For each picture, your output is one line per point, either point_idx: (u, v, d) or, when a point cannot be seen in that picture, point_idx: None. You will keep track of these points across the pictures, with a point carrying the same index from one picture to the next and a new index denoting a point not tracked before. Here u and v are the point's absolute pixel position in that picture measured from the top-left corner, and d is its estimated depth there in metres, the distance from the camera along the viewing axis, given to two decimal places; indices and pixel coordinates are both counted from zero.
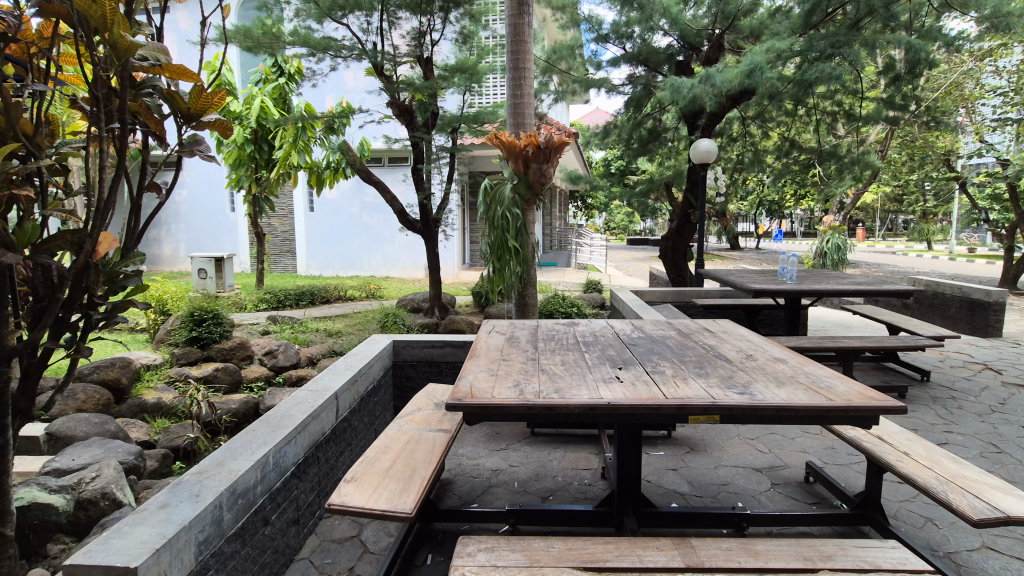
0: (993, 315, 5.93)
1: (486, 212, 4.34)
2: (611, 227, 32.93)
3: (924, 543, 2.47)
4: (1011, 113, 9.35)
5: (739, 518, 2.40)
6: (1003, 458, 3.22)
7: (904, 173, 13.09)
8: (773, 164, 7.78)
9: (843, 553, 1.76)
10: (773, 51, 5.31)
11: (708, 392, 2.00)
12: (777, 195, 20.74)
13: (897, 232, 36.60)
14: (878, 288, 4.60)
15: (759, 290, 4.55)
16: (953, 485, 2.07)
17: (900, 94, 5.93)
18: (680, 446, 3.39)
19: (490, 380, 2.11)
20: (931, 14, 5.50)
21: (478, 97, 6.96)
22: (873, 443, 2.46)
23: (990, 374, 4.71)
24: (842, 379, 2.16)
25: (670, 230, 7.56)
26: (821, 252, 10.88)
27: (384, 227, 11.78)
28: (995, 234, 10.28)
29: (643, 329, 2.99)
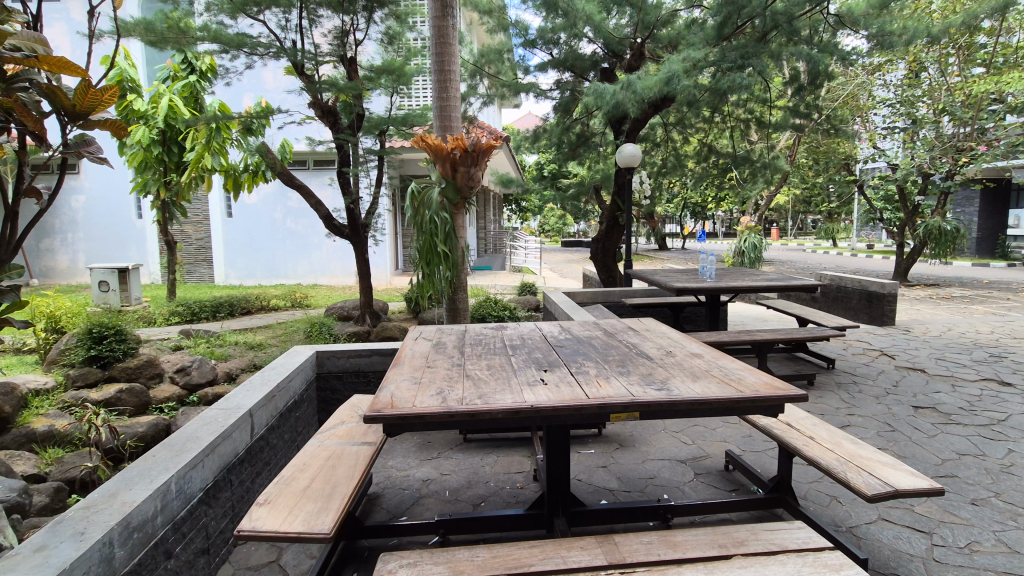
0: (887, 305, 6.51)
1: (414, 216, 4.25)
2: (546, 230, 33.36)
3: (830, 520, 2.65)
4: (899, 121, 10.35)
5: (664, 510, 2.47)
6: (896, 436, 3.52)
7: (810, 177, 14.15)
8: (694, 168, 8.18)
9: (754, 539, 1.85)
10: (689, 60, 5.56)
11: (628, 390, 2.04)
12: (700, 198, 21.86)
13: (806, 230, 39.60)
14: (788, 283, 4.94)
15: (681, 289, 4.74)
16: (851, 464, 2.24)
17: (804, 104, 6.41)
18: (609, 443, 3.46)
19: (412, 389, 2.06)
20: (828, 30, 5.95)
21: (406, 99, 6.85)
22: (783, 430, 2.62)
23: (886, 360, 5.17)
24: (752, 371, 2.27)
25: (600, 232, 7.75)
26: (740, 251, 11.54)
27: (310, 232, 11.33)
28: (888, 232, 11.32)
29: (570, 330, 3.02)
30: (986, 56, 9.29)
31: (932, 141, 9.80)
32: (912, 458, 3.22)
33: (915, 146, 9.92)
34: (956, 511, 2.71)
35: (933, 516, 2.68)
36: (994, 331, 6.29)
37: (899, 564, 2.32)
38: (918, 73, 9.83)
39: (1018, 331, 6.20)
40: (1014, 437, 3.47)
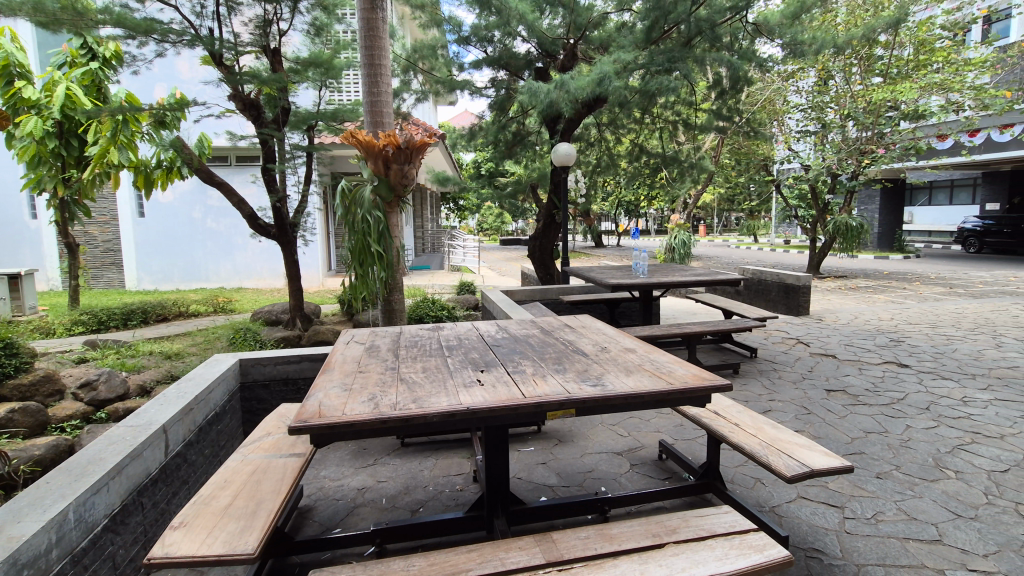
0: (803, 296, 6.99)
1: (345, 214, 4.09)
2: (484, 228, 33.31)
3: (755, 501, 2.81)
4: (811, 125, 11.16)
5: (602, 502, 2.52)
6: (812, 419, 3.79)
7: (733, 177, 14.97)
8: (626, 168, 8.42)
9: (685, 525, 1.92)
10: (620, 62, 5.70)
11: (564, 386, 2.06)
12: (633, 197, 22.60)
13: (730, 226, 41.93)
14: (714, 277, 5.19)
15: (615, 285, 4.85)
16: (772, 448, 2.37)
17: (726, 107, 6.75)
18: (548, 439, 3.49)
19: (342, 396, 1.97)
20: (747, 37, 6.27)
21: (335, 94, 6.61)
22: (711, 418, 2.74)
23: (801, 347, 5.55)
24: (681, 363, 2.36)
25: (537, 230, 7.83)
26: (670, 248, 12.03)
27: (233, 233, 10.71)
28: (802, 228, 12.16)
29: (507, 329, 3.01)
30: (883, 67, 10.18)
31: (839, 144, 10.61)
32: (825, 438, 3.47)
33: (825, 148, 10.71)
34: (863, 485, 2.95)
35: (844, 491, 2.90)
36: (893, 318, 6.91)
37: (815, 538, 2.50)
38: (826, 80, 10.62)
39: (913, 317, 6.84)
40: (911, 414, 3.82)
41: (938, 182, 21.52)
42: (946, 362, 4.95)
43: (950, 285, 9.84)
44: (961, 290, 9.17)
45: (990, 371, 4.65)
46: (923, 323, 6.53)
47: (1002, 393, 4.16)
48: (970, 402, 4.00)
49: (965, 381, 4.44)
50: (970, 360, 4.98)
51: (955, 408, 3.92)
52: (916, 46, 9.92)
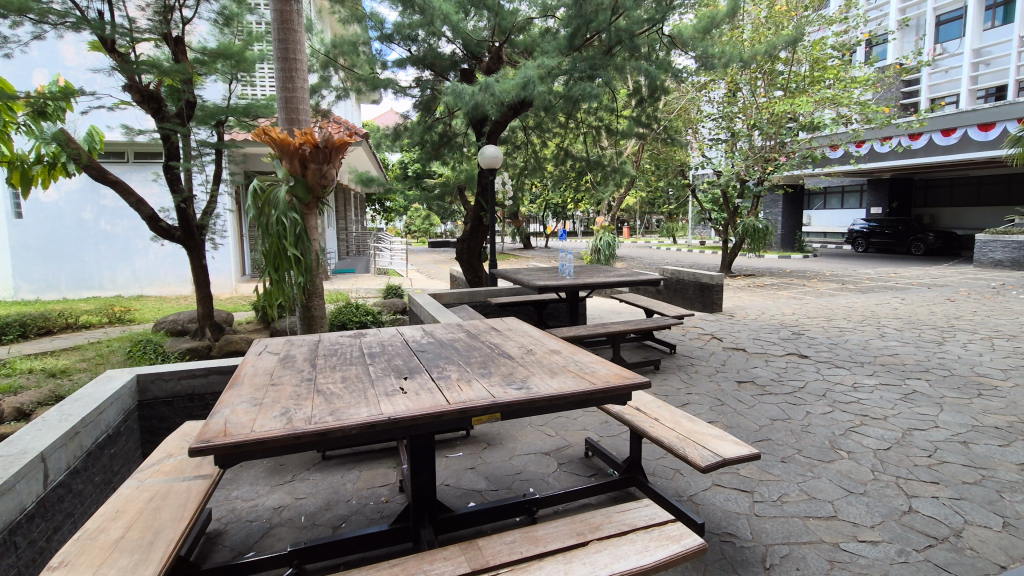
0: (716, 294, 7.44)
1: (257, 216, 3.85)
2: (412, 230, 32.69)
3: (674, 491, 2.94)
4: (722, 133, 11.93)
5: (530, 503, 2.54)
6: (725, 409, 4.03)
7: (652, 181, 15.71)
8: (552, 171, 8.58)
9: (608, 522, 1.96)
10: (544, 67, 5.80)
11: (489, 391, 2.05)
12: (560, 199, 23.07)
13: (652, 228, 43.87)
14: (635, 278, 5.40)
15: (542, 287, 4.91)
16: (688, 441, 2.49)
17: (645, 115, 7.06)
18: (476, 443, 3.47)
19: (251, 412, 1.84)
20: (663, 48, 6.55)
21: (248, 88, 6.23)
22: (633, 414, 2.83)
23: (715, 342, 5.90)
24: (602, 363, 2.42)
25: (465, 232, 7.80)
26: (596, 249, 12.40)
27: (130, 235, 9.81)
28: (715, 230, 12.94)
29: (433, 333, 2.96)
30: (783, 82, 11.05)
31: (746, 152, 11.40)
32: (737, 428, 3.71)
33: (734, 155, 11.47)
34: (770, 469, 3.17)
35: (753, 476, 3.10)
36: (795, 313, 7.51)
37: (728, 523, 2.65)
38: (734, 92, 11.37)
39: (811, 312, 7.49)
40: (810, 401, 4.16)
41: (831, 188, 23.71)
42: (838, 352, 5.45)
43: (842, 282, 10.87)
44: (851, 286, 10.15)
45: (875, 359, 5.17)
46: (819, 317, 7.16)
47: (885, 378, 4.64)
48: (859, 388, 4.42)
49: (854, 369, 4.90)
50: (858, 349, 5.51)
51: (847, 393, 4.32)
52: (811, 63, 10.86)
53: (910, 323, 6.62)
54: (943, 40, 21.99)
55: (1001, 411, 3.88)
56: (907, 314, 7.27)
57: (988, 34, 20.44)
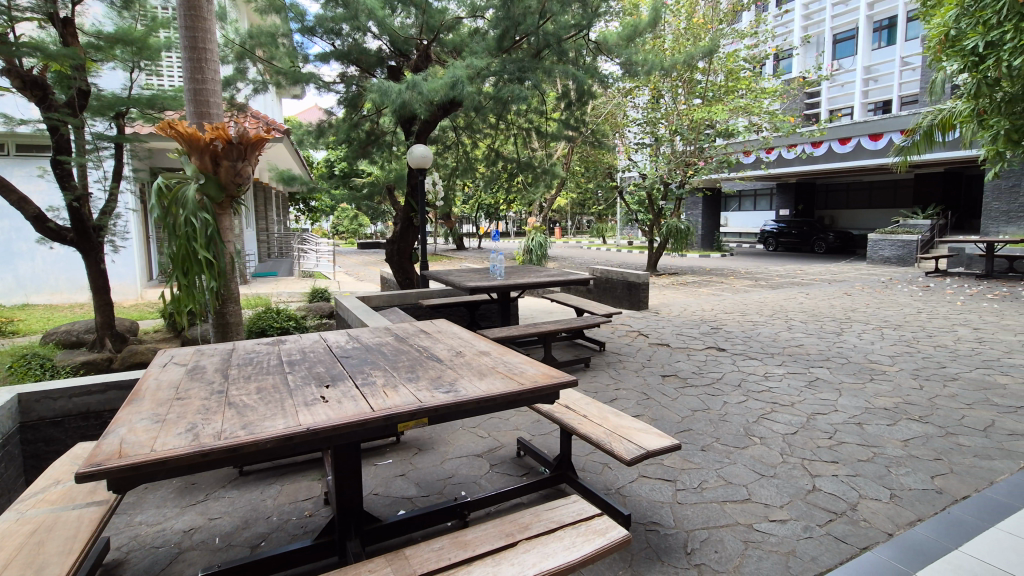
0: (642, 292, 7.74)
1: (163, 216, 3.56)
2: (339, 231, 31.53)
3: (603, 485, 3.02)
4: (647, 138, 12.44)
5: (461, 507, 2.51)
6: (650, 403, 4.20)
7: (582, 184, 16.13)
8: (483, 171, 8.58)
9: (536, 520, 1.98)
10: (472, 68, 5.76)
11: (416, 395, 2.00)
12: (493, 200, 23.11)
13: (582, 228, 44.94)
14: (565, 278, 5.50)
15: (474, 288, 4.88)
16: (614, 435, 2.56)
17: (573, 118, 7.22)
18: (407, 449, 3.39)
19: (152, 429, 1.69)
20: (591, 53, 6.70)
21: (153, 77, 5.76)
22: (562, 413, 2.88)
23: (642, 339, 6.13)
24: (531, 363, 2.44)
25: (394, 233, 7.64)
26: (528, 249, 12.55)
27: (12, 238, 8.80)
28: (641, 230, 13.45)
29: (358, 338, 2.86)
30: (701, 90, 11.68)
31: (669, 156, 11.95)
32: (661, 420, 3.87)
33: (658, 159, 12.00)
34: (691, 458, 3.33)
35: (676, 466, 3.24)
36: (714, 308, 7.96)
37: (653, 512, 2.76)
38: (658, 98, 11.91)
39: (728, 307, 7.97)
40: (727, 391, 4.43)
41: (745, 191, 25.38)
42: (752, 344, 5.83)
43: (755, 279, 11.67)
44: (763, 283, 10.91)
45: (783, 350, 5.58)
46: (735, 312, 7.64)
47: (792, 367, 5.02)
48: (770, 377, 4.75)
49: (766, 359, 5.27)
50: (769, 342, 5.93)
51: (759, 383, 4.63)
52: (726, 74, 11.55)
53: (813, 316, 7.22)
54: (839, 57, 24.13)
55: (889, 394, 4.31)
56: (811, 307, 7.92)
57: (876, 53, 22.68)
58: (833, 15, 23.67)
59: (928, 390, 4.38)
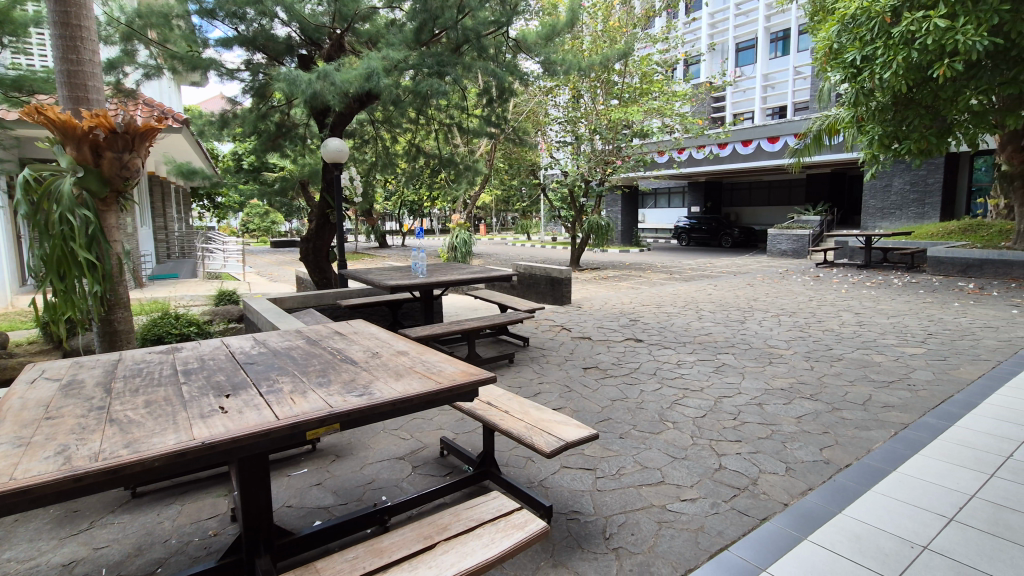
0: (565, 287, 7.92)
1: (31, 213, 3.15)
2: (251, 229, 29.65)
3: (526, 478, 3.05)
4: (568, 136, 12.72)
5: (381, 513, 2.44)
6: (572, 395, 4.30)
7: (506, 181, 16.24)
8: (404, 167, 8.39)
9: (456, 520, 1.96)
10: (388, 60, 5.62)
11: (327, 401, 1.91)
12: (416, 196, 22.71)
13: (507, 225, 45.28)
14: (488, 274, 5.51)
15: (395, 287, 4.76)
16: (535, 429, 2.59)
17: (495, 115, 7.10)
18: (324, 457, 3.25)
19: (13, 455, 1.49)
20: (511, 51, 6.69)
21: (20, 55, 5.09)
22: (484, 409, 2.87)
23: (564, 333, 6.28)
24: (450, 361, 2.41)
25: (310, 230, 7.30)
26: (452, 247, 12.45)
27: None
28: (565, 226, 13.75)
29: (266, 343, 2.69)
30: (618, 91, 12.12)
31: (589, 154, 12.29)
32: (582, 411, 3.97)
33: (578, 157, 12.32)
34: (610, 446, 3.45)
35: (596, 455, 3.35)
36: (632, 301, 8.30)
37: (575, 501, 2.83)
38: (577, 98, 12.24)
39: (645, 300, 8.34)
40: (644, 380, 4.64)
41: (660, 189, 26.71)
42: (666, 334, 6.15)
43: (669, 273, 12.32)
44: (677, 276, 11.54)
45: (694, 338, 5.94)
46: (651, 304, 8.02)
47: (702, 355, 5.34)
48: (683, 364, 5.04)
49: (679, 348, 5.57)
50: (682, 331, 6.28)
51: (672, 370, 4.89)
52: (641, 77, 12.05)
53: (720, 306, 7.73)
54: (741, 64, 25.94)
55: (785, 375, 4.71)
56: (718, 298, 8.48)
57: (773, 62, 24.63)
58: (736, 25, 25.42)
59: (817, 370, 4.83)
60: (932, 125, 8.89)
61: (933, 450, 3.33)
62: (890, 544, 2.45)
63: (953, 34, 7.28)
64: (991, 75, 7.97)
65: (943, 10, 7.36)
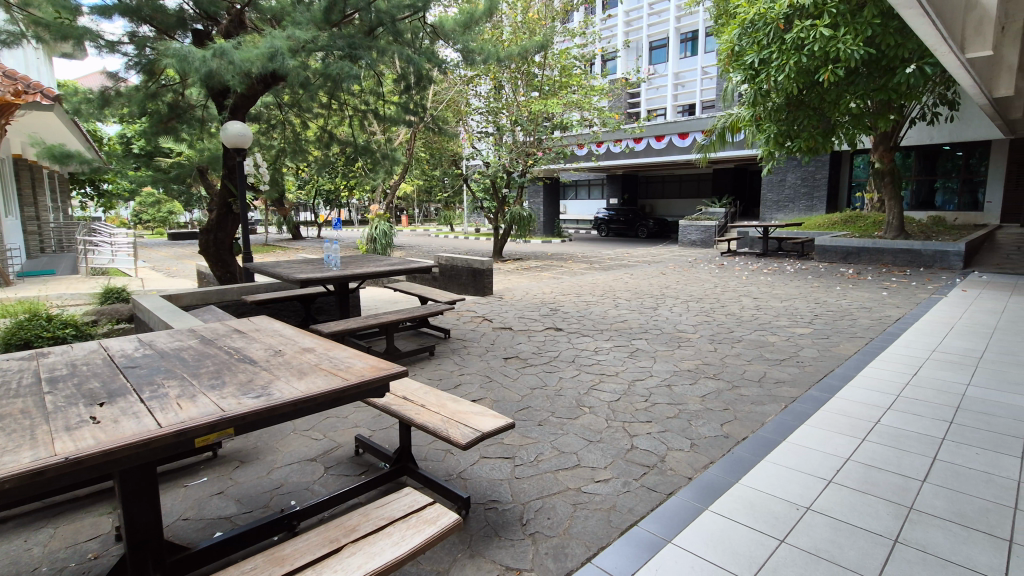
0: (487, 278, 7.93)
1: None
2: (144, 220, 27.02)
3: (444, 471, 3.02)
4: (489, 126, 12.68)
5: (288, 518, 2.32)
6: (492, 385, 4.32)
7: (428, 170, 15.95)
8: (317, 155, 7.99)
9: (365, 520, 1.90)
10: (294, 39, 5.30)
11: (219, 404, 1.77)
12: (332, 186, 21.73)
13: (430, 216, 44.57)
14: (406, 266, 5.39)
15: (305, 280, 4.51)
16: (451, 421, 2.57)
17: (413, 102, 6.90)
18: (227, 464, 3.05)
19: None
20: (428, 37, 6.51)
21: None
22: (399, 404, 2.80)
23: (486, 324, 6.29)
24: (359, 357, 2.33)
25: (210, 221, 6.78)
26: (371, 238, 12.06)
27: None
28: (487, 217, 13.72)
29: (153, 344, 2.46)
30: (538, 84, 12.25)
31: (510, 146, 12.34)
32: (502, 401, 3.99)
33: (499, 147, 12.31)
34: (529, 434, 3.50)
35: (514, 443, 3.38)
36: (553, 291, 8.47)
37: (492, 491, 2.84)
38: (498, 89, 12.23)
39: (565, 290, 8.53)
40: (562, 367, 4.75)
41: (580, 181, 27.40)
42: (585, 322, 6.33)
43: (589, 262, 12.69)
44: (596, 266, 11.91)
45: (611, 325, 6.17)
46: (571, 293, 8.22)
47: (617, 341, 5.55)
48: (599, 351, 5.21)
49: (596, 335, 5.76)
50: (600, 319, 6.50)
51: (590, 357, 5.05)
52: (560, 70, 12.23)
53: (636, 294, 8.08)
54: (654, 62, 27.11)
55: (692, 357, 5.01)
56: (633, 286, 8.84)
57: (683, 61, 25.93)
58: (649, 24, 26.53)
59: (720, 351, 5.19)
60: (819, 125, 9.72)
61: (817, 420, 3.68)
62: (780, 508, 2.68)
63: (835, 43, 7.99)
64: (866, 81, 8.86)
65: (827, 20, 8.07)
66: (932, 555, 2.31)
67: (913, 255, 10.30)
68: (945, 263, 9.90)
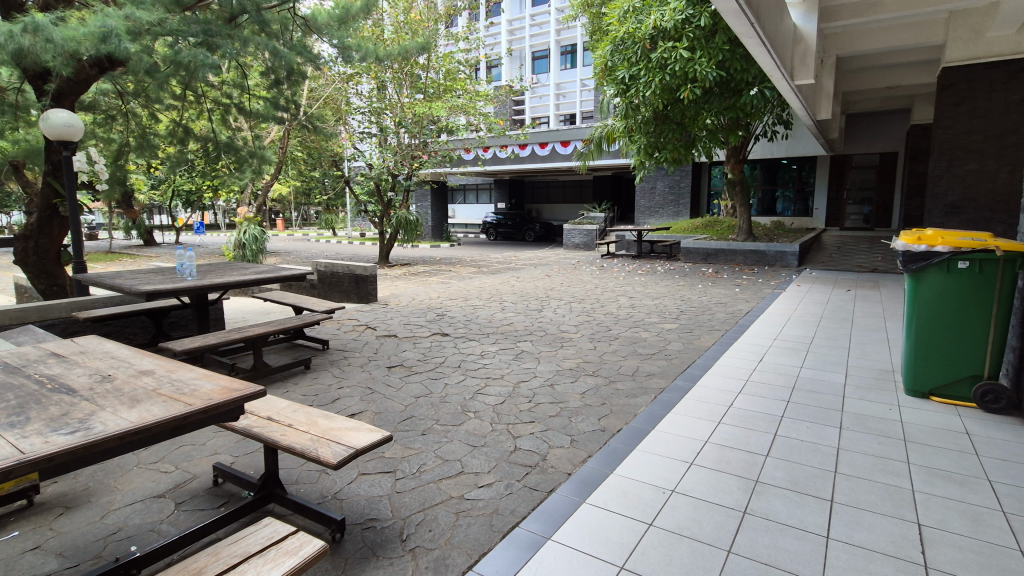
0: (370, 285, 7.63)
1: None
2: None
3: (319, 493, 2.83)
4: (371, 126, 12.24)
5: (125, 567, 2.02)
6: (374, 396, 4.15)
7: (305, 171, 15.03)
8: (171, 150, 7.15)
9: (214, 560, 1.70)
10: (134, 20, 4.67)
11: (17, 446, 1.48)
12: (193, 186, 19.58)
13: (310, 219, 41.99)
14: (276, 273, 4.99)
15: (151, 292, 3.99)
16: (321, 440, 2.41)
17: (283, 98, 6.39)
18: (48, 512, 2.59)
19: None
20: (299, 30, 6.08)
21: None
22: (262, 425, 2.57)
23: (369, 332, 6.05)
24: (209, 378, 2.09)
25: (29, 226, 5.80)
26: (240, 244, 11.06)
27: None
28: (372, 221, 13.25)
29: None
30: (422, 86, 12.07)
31: (395, 148, 12.02)
32: (384, 413, 3.84)
33: (383, 149, 11.95)
34: (411, 445, 3.41)
35: (396, 456, 3.27)
36: (440, 296, 8.39)
37: (372, 509, 2.71)
38: (380, 88, 11.87)
39: (452, 294, 8.50)
40: (447, 373, 4.70)
41: (468, 185, 27.53)
42: (472, 326, 6.35)
43: (477, 266, 12.77)
44: (484, 269, 12.02)
45: (497, 329, 6.25)
46: (458, 298, 8.20)
47: (503, 344, 5.63)
48: (485, 355, 5.25)
49: (482, 339, 5.79)
50: (486, 322, 6.56)
51: (476, 361, 5.06)
52: (444, 73, 12.18)
53: (521, 297, 8.27)
54: (537, 72, 28.07)
55: (574, 356, 5.22)
56: (520, 289, 9.06)
57: (563, 72, 27.13)
58: (531, 34, 27.47)
59: (598, 349, 5.48)
60: (681, 138, 10.71)
61: (681, 408, 4.01)
62: (649, 494, 2.87)
63: (692, 64, 8.90)
64: (718, 100, 9.92)
65: (685, 44, 8.93)
66: (774, 521, 2.61)
67: (759, 256, 11.72)
68: (784, 262, 11.40)
